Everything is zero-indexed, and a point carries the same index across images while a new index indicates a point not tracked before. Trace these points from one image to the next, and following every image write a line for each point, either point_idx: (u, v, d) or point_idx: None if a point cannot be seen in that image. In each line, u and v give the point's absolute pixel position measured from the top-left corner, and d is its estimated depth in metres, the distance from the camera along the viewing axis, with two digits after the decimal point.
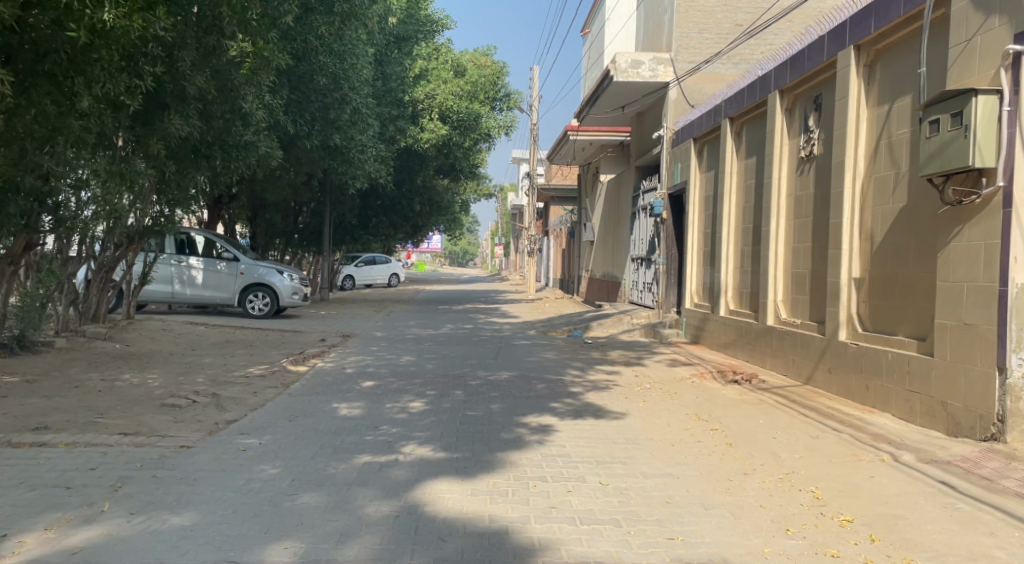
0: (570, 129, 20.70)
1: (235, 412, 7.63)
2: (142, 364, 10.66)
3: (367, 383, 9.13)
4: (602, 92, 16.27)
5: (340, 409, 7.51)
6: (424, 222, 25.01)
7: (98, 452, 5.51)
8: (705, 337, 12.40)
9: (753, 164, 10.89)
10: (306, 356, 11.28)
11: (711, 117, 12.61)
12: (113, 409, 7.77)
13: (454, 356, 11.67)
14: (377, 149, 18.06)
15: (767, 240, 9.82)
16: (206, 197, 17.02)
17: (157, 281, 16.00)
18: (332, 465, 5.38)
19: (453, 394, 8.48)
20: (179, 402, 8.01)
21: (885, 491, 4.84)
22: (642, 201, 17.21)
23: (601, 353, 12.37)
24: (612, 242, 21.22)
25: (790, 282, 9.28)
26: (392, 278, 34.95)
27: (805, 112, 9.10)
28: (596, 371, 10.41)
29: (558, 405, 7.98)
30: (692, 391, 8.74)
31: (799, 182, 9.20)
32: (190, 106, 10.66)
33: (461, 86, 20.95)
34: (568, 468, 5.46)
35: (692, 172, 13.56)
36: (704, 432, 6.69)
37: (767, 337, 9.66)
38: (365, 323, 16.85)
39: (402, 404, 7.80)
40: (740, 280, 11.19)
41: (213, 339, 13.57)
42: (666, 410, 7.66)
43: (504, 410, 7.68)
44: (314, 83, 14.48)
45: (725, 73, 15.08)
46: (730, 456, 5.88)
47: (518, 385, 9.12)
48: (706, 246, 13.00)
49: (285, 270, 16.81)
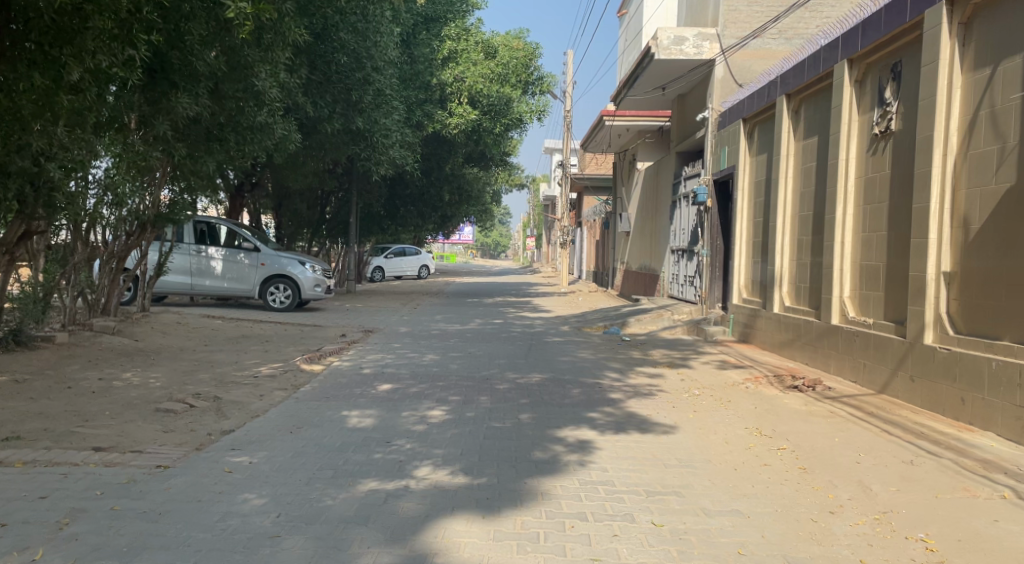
0: (606, 113, 19.65)
1: (235, 420, 6.77)
2: (147, 361, 9.84)
3: (385, 386, 8.24)
4: (643, 72, 15.30)
5: (350, 419, 6.61)
6: (454, 212, 24.13)
7: (57, 474, 4.68)
8: (756, 336, 11.34)
9: (814, 145, 9.85)
10: (323, 355, 10.43)
11: (765, 96, 11.54)
12: (101, 414, 6.93)
13: (482, 355, 10.73)
14: (403, 135, 17.11)
15: (832, 228, 8.81)
16: (225, 184, 16.27)
17: (175, 272, 15.27)
18: (329, 495, 4.52)
19: (479, 400, 7.57)
20: (175, 407, 7.14)
21: (1019, 545, 3.91)
22: (683, 189, 16.17)
23: (642, 353, 11.37)
24: (649, 233, 20.13)
25: (861, 277, 8.26)
26: (422, 270, 34.08)
27: (879, 83, 8.07)
28: (638, 373, 9.43)
29: (597, 415, 7.02)
30: (750, 400, 7.73)
31: (871, 162, 8.19)
32: (200, 85, 10.05)
33: (491, 68, 19.91)
34: (613, 503, 4.51)
35: (742, 155, 12.51)
36: (770, 453, 5.71)
37: (831, 339, 8.65)
38: (389, 317, 15.98)
39: (420, 413, 6.89)
40: (797, 274, 10.17)
41: (229, 333, 12.76)
42: (723, 424, 6.66)
43: (536, 421, 6.74)
44: (334, 62, 13.66)
45: (776, 49, 13.96)
46: (806, 485, 4.92)
47: (552, 391, 8.17)
48: (757, 236, 11.94)
49: (308, 262, 15.96)
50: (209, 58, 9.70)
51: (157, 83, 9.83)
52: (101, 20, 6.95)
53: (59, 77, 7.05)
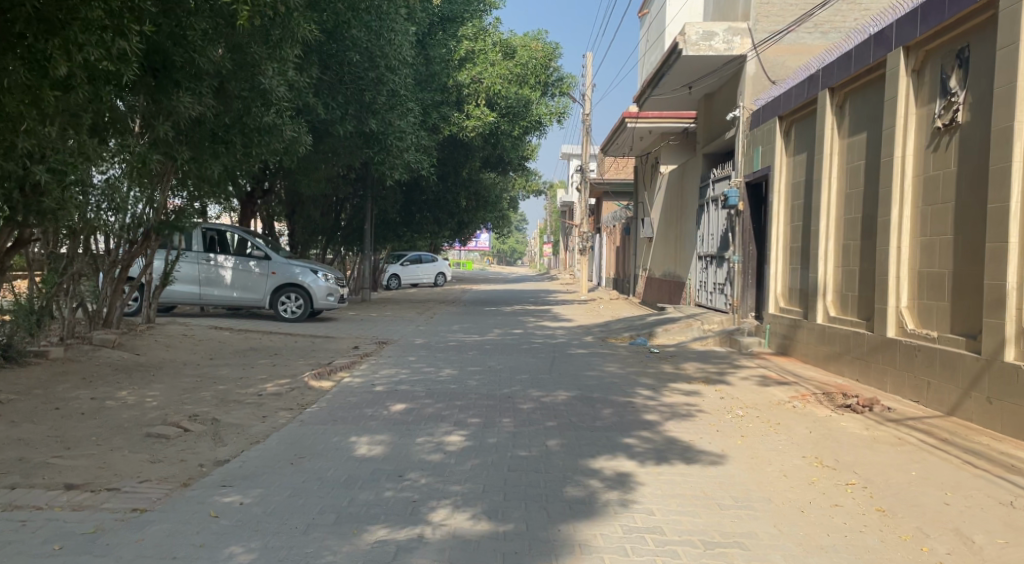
0: (628, 115, 19.00)
1: (231, 447, 6.09)
2: (146, 377, 9.20)
3: (399, 406, 7.57)
4: (668, 69, 14.64)
5: (358, 447, 5.91)
6: (470, 218, 23.41)
7: (12, 524, 4.06)
8: (797, 349, 10.56)
9: (862, 141, 9.16)
10: (333, 369, 9.75)
11: (804, 91, 10.85)
12: (86, 441, 6.27)
13: (503, 369, 10.01)
14: (418, 137, 16.44)
15: (886, 232, 8.12)
16: (235, 190, 15.67)
17: (181, 281, 14.64)
18: (329, 549, 3.89)
19: (502, 423, 6.87)
20: (167, 432, 6.47)
21: None
22: (711, 192, 15.43)
23: (674, 366, 10.64)
24: (674, 238, 19.38)
25: (922, 286, 7.58)
26: (438, 277, 33.47)
27: (943, 71, 7.41)
28: (672, 390, 8.68)
29: (633, 442, 6.28)
30: (803, 422, 6.99)
31: (933, 159, 7.52)
32: (203, 83, 9.42)
33: (510, 69, 19.24)
34: (667, 560, 3.87)
35: (777, 155, 11.80)
36: (838, 489, 4.99)
37: (887, 353, 7.96)
38: (404, 328, 15.31)
39: (437, 440, 6.18)
40: (843, 281, 9.45)
41: (237, 346, 12.10)
42: (777, 451, 5.94)
43: (566, 448, 6.02)
44: (347, 60, 13.05)
45: (812, 43, 13.22)
46: (891, 532, 4.25)
47: (581, 412, 7.44)
48: (795, 241, 11.20)
49: (320, 270, 15.30)
50: (212, 54, 9.09)
51: (157, 81, 9.17)
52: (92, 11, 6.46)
53: (45, 71, 6.53)
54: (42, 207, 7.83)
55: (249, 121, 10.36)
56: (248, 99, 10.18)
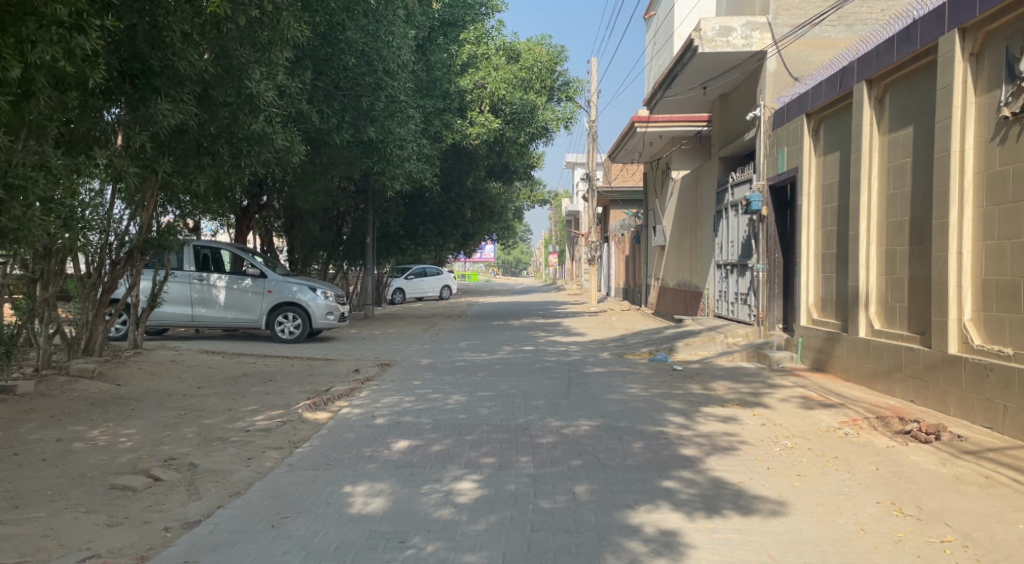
0: (637, 119, 18.25)
1: (207, 502, 5.24)
2: (124, 412, 8.33)
3: (400, 443, 6.70)
4: (683, 68, 13.85)
5: (353, 501, 5.07)
6: (475, 229, 22.53)
7: None
8: (836, 364, 9.67)
9: (907, 136, 8.30)
10: (329, 399, 8.87)
11: (834, 86, 9.98)
12: (39, 496, 5.42)
13: (516, 394, 9.11)
14: (419, 145, 15.47)
15: (943, 235, 7.31)
16: (229, 206, 14.84)
17: (173, 304, 13.86)
18: None
19: (520, 464, 6.00)
20: (135, 482, 5.62)
21: None
22: (730, 196, 14.57)
23: (702, 386, 9.75)
24: (689, 246, 18.46)
25: (992, 297, 6.75)
26: (443, 290, 32.63)
27: (1009, 53, 6.61)
28: (707, 416, 7.78)
29: (674, 485, 5.40)
30: (863, 454, 6.15)
31: (1000, 153, 6.71)
32: (185, 90, 8.38)
33: (514, 74, 18.38)
34: None
35: (806, 155, 10.92)
36: (935, 550, 4.27)
37: (949, 371, 7.14)
38: (408, 347, 14.44)
39: (445, 488, 5.32)
40: (888, 291, 8.59)
41: (230, 371, 11.25)
42: (844, 495, 5.09)
43: (597, 496, 5.15)
44: (342, 65, 12.23)
45: (836, 36, 12.42)
46: None
47: (608, 446, 6.55)
48: (828, 248, 10.34)
49: (319, 287, 14.34)
50: (193, 57, 8.11)
51: (137, 90, 8.23)
52: (51, 5, 5.86)
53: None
54: (19, 232, 6.44)
55: (238, 130, 9.36)
56: (234, 106, 9.17)
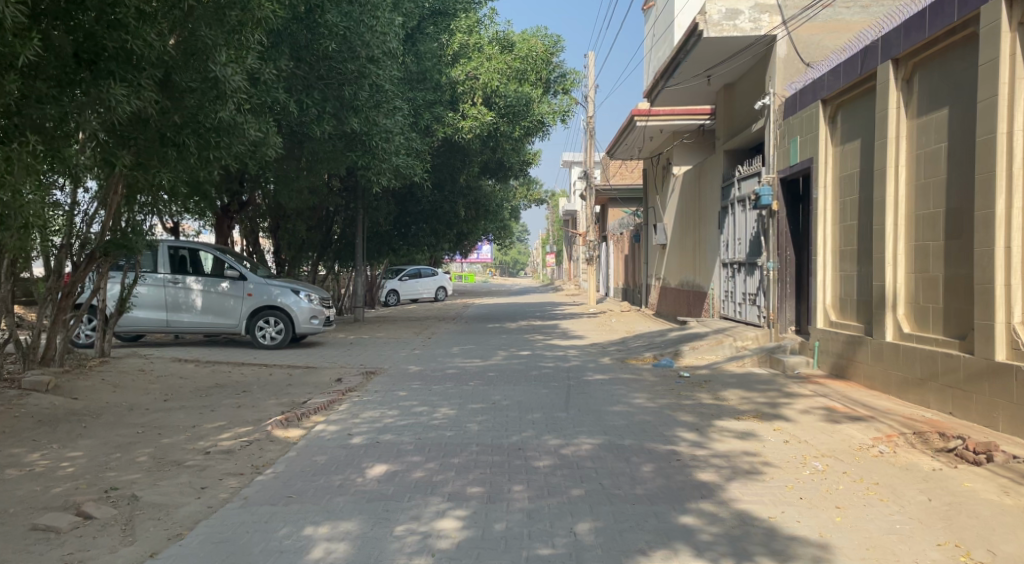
0: (637, 112, 17.43)
1: (140, 547, 4.42)
2: (74, 431, 7.46)
3: (376, 469, 5.86)
4: (687, 55, 13.03)
5: (313, 548, 4.25)
6: (470, 229, 21.66)
7: None
8: (859, 371, 8.86)
9: (942, 119, 7.49)
10: (303, 414, 8.03)
11: (854, 67, 9.17)
12: None
13: (511, 407, 8.25)
14: (407, 140, 14.62)
15: (989, 228, 6.50)
16: (208, 205, 14.00)
17: (146, 308, 12.96)
18: None
19: (513, 494, 5.17)
20: (63, 522, 4.78)
21: None
22: (736, 191, 13.75)
23: (713, 395, 8.92)
24: (693, 244, 17.57)
25: None
26: (439, 291, 31.74)
27: None
28: (722, 433, 6.95)
29: (694, 522, 4.58)
30: (908, 479, 5.35)
31: None
32: (143, 74, 7.20)
33: (507, 64, 17.53)
34: None
35: (822, 143, 10.09)
36: None
37: (997, 381, 6.33)
38: (397, 353, 13.59)
39: (423, 528, 4.50)
40: (919, 291, 7.79)
41: (202, 382, 10.39)
42: (897, 535, 4.29)
43: (602, 538, 4.33)
44: (323, 50, 11.36)
45: (851, 19, 11.65)
46: None
47: (614, 471, 5.71)
48: (848, 243, 9.53)
49: (302, 289, 13.51)
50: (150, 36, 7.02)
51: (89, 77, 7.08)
52: None
53: None
54: None
55: (205, 120, 8.17)
56: (200, 92, 8.05)
